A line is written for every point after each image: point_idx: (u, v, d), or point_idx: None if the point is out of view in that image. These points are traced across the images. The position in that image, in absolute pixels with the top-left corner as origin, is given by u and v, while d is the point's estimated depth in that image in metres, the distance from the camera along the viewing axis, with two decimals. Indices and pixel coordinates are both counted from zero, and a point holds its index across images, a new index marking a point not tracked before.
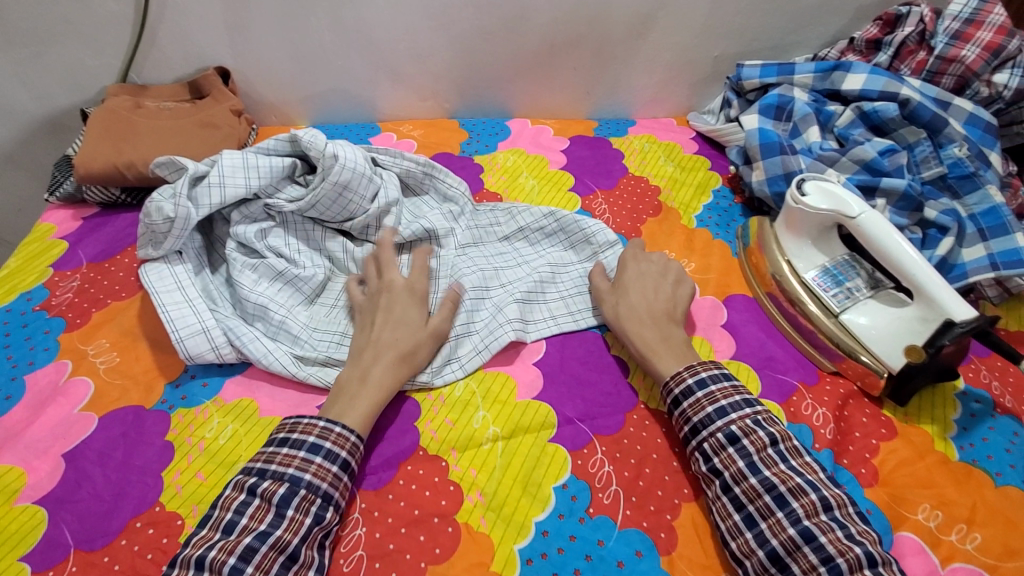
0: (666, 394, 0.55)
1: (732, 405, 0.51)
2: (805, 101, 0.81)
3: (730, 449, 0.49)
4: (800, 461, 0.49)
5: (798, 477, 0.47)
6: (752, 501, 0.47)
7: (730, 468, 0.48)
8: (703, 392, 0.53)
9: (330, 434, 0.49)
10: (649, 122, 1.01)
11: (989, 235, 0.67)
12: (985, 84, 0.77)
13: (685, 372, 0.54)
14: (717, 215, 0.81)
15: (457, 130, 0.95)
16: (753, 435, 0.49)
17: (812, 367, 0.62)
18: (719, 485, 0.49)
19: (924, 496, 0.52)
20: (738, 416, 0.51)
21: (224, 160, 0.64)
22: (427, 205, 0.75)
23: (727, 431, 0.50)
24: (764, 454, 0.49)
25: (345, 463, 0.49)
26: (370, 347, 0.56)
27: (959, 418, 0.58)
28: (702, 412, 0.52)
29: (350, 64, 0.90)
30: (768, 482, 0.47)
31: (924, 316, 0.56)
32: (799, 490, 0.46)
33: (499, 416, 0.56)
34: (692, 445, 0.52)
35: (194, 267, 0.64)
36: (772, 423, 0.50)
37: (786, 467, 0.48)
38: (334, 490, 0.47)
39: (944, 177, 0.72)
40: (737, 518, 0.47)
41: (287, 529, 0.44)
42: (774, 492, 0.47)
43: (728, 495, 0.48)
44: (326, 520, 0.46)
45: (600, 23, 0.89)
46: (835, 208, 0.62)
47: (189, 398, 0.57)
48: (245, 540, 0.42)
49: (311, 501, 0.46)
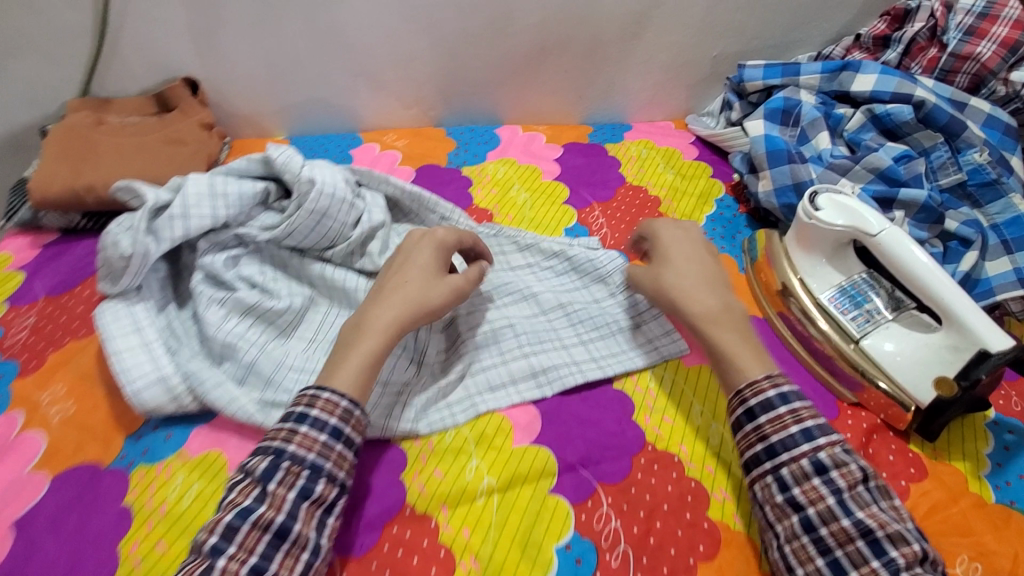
0: (735, 402, 0.48)
1: (819, 428, 0.45)
2: (813, 104, 0.77)
3: (816, 481, 0.43)
4: (890, 502, 0.43)
5: (896, 522, 0.41)
6: (841, 545, 0.41)
7: (817, 505, 0.42)
8: (786, 408, 0.46)
9: (352, 419, 0.46)
10: (646, 126, 0.96)
11: (1014, 247, 0.64)
12: (1001, 83, 0.73)
13: (763, 381, 0.47)
14: (722, 227, 0.76)
15: (443, 140, 0.89)
16: (843, 467, 0.43)
17: (830, 398, 0.57)
18: (797, 522, 0.43)
19: (962, 545, 0.48)
20: (824, 440, 0.44)
21: (189, 187, 0.58)
22: (415, 233, 0.71)
23: (816, 461, 0.43)
24: (855, 492, 0.42)
25: (335, 429, 0.45)
26: (389, 291, 0.53)
27: (992, 453, 0.54)
28: (784, 433, 0.45)
29: (327, 71, 0.85)
30: (863, 526, 0.41)
31: (954, 344, 0.52)
32: (899, 535, 0.40)
33: (493, 465, 0.52)
34: (763, 467, 0.45)
35: (157, 305, 0.59)
36: (859, 455, 0.45)
37: (878, 508, 0.42)
38: (351, 480, 0.45)
39: (963, 185, 0.68)
40: (820, 564, 0.41)
41: (306, 522, 0.42)
42: (869, 536, 0.41)
43: (809, 536, 0.42)
44: (315, 493, 0.43)
45: (592, 23, 0.84)
46: (853, 225, 0.58)
47: (150, 453, 0.53)
48: (263, 535, 0.40)
49: (331, 493, 0.43)
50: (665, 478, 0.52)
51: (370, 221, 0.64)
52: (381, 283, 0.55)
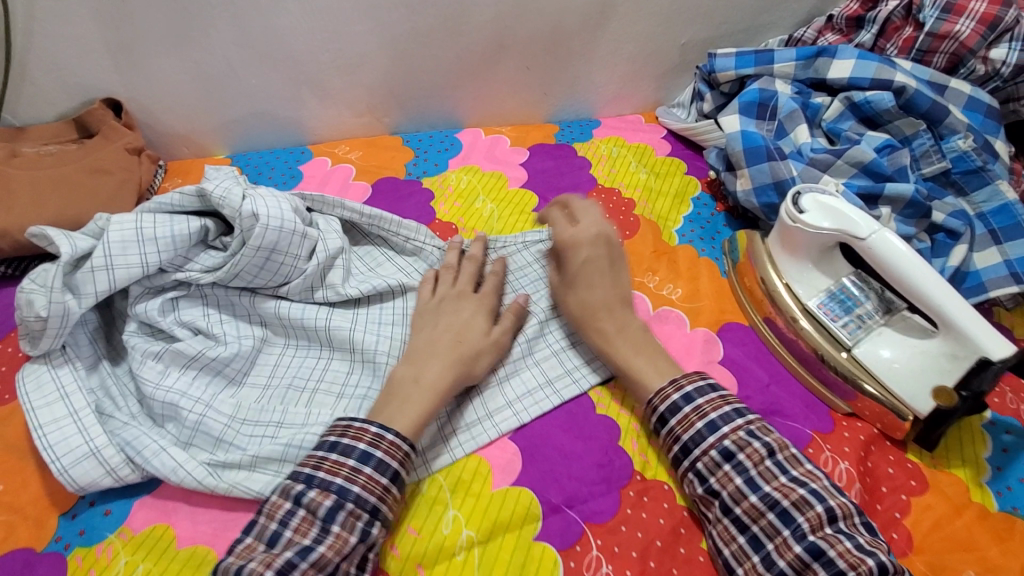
0: (649, 412, 0.50)
1: (722, 417, 0.46)
2: (789, 94, 0.73)
3: (726, 466, 0.45)
4: (801, 469, 0.44)
5: (800, 489, 0.43)
6: (755, 521, 0.43)
7: (727, 488, 0.44)
8: (689, 406, 0.48)
9: (382, 442, 0.45)
10: (615, 122, 0.90)
11: (1002, 237, 0.64)
12: (981, 61, 0.69)
13: (668, 387, 0.49)
14: (701, 227, 0.72)
15: (400, 148, 0.83)
16: (748, 447, 0.45)
17: (824, 409, 0.54)
18: (718, 507, 0.45)
19: (967, 561, 0.45)
20: (728, 427, 0.46)
21: (111, 232, 0.52)
22: (375, 256, 0.66)
23: (722, 448, 0.45)
24: (762, 468, 0.44)
25: (395, 474, 0.45)
26: (435, 348, 0.53)
27: (991, 456, 0.51)
28: (692, 429, 0.47)
29: (268, 82, 0.78)
30: (770, 498, 0.43)
31: (953, 352, 0.49)
32: (804, 501, 0.42)
33: (471, 514, 0.48)
34: (683, 465, 0.47)
35: (86, 365, 0.54)
36: (767, 432, 0.46)
37: (786, 479, 0.43)
38: (382, 503, 0.44)
39: (947, 173, 0.67)
40: (742, 542, 0.43)
41: (332, 546, 0.41)
42: (778, 507, 0.43)
43: (729, 517, 0.44)
44: (370, 537, 0.43)
45: (551, 15, 0.78)
46: (840, 228, 0.54)
47: (89, 533, 0.47)
48: (285, 554, 0.40)
49: (358, 516, 0.42)
50: (657, 512, 0.48)
51: (325, 250, 0.59)
52: (423, 337, 0.54)
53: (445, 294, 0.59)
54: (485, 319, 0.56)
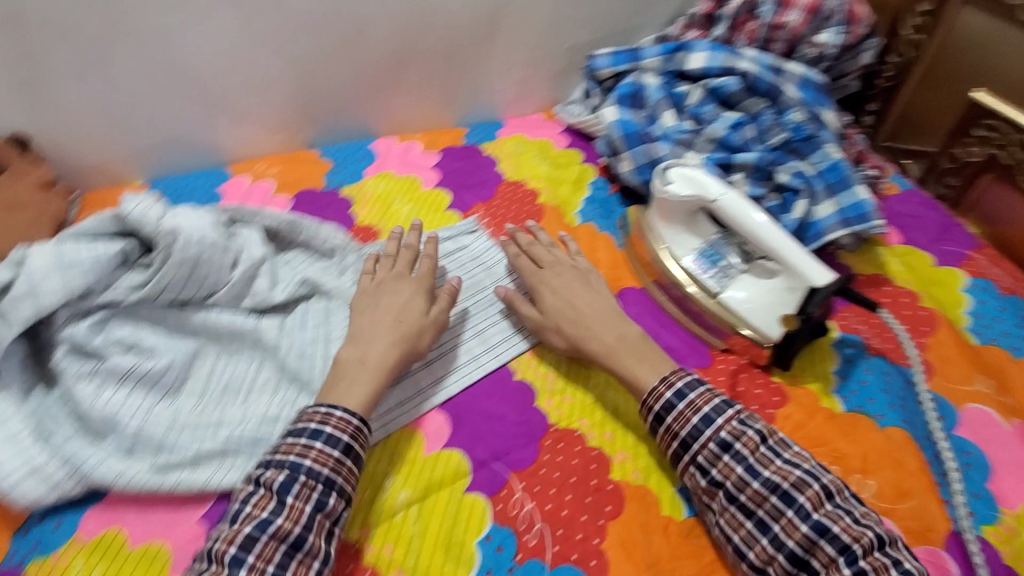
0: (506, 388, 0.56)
1: (715, 410, 0.51)
2: (657, 85, 0.82)
3: (725, 458, 0.49)
4: (791, 452, 0.50)
5: (797, 470, 0.48)
6: (761, 505, 0.48)
7: (731, 478, 0.49)
8: (682, 401, 0.52)
9: (330, 419, 0.50)
10: (518, 122, 0.97)
11: (835, 192, 0.74)
12: (811, 46, 0.83)
13: (591, 392, 0.53)
14: (596, 209, 0.80)
15: (318, 161, 0.85)
16: (744, 436, 0.50)
17: (702, 350, 0.64)
18: (723, 496, 0.49)
19: (822, 455, 0.56)
20: (695, 394, 0.52)
21: (30, 262, 0.54)
22: (300, 259, 0.69)
23: (723, 429, 0.50)
24: (762, 452, 0.49)
25: (348, 447, 0.49)
26: (379, 327, 0.57)
27: (838, 369, 0.62)
28: (662, 400, 0.53)
29: (173, 108, 0.76)
30: (721, 441, 0.50)
31: (790, 285, 0.60)
32: (804, 480, 0.47)
33: (408, 478, 0.54)
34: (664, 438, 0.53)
35: (19, 393, 0.55)
36: (757, 419, 0.51)
37: (781, 462, 0.49)
38: (336, 474, 0.48)
39: (789, 142, 0.77)
40: (749, 526, 0.48)
41: (287, 517, 0.45)
42: (767, 484, 0.48)
43: (735, 504, 0.49)
44: (327, 506, 0.47)
45: (445, 28, 0.84)
46: (698, 194, 0.64)
47: (41, 545, 0.51)
48: (245, 528, 0.44)
49: (311, 487, 0.46)
50: (569, 452, 0.56)
51: (247, 259, 0.63)
52: (366, 317, 0.59)
53: (379, 281, 0.62)
54: (336, 314, 0.60)
